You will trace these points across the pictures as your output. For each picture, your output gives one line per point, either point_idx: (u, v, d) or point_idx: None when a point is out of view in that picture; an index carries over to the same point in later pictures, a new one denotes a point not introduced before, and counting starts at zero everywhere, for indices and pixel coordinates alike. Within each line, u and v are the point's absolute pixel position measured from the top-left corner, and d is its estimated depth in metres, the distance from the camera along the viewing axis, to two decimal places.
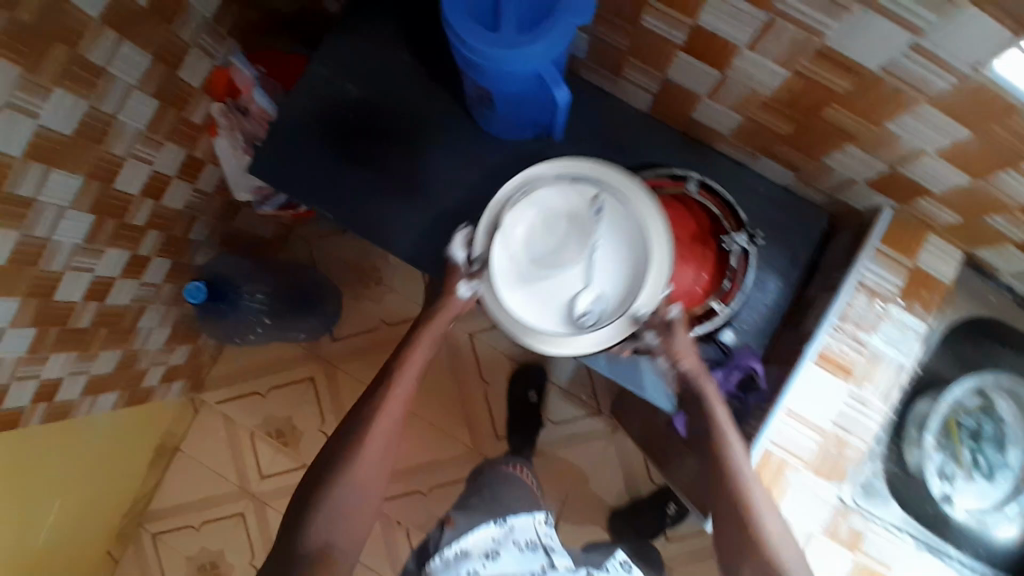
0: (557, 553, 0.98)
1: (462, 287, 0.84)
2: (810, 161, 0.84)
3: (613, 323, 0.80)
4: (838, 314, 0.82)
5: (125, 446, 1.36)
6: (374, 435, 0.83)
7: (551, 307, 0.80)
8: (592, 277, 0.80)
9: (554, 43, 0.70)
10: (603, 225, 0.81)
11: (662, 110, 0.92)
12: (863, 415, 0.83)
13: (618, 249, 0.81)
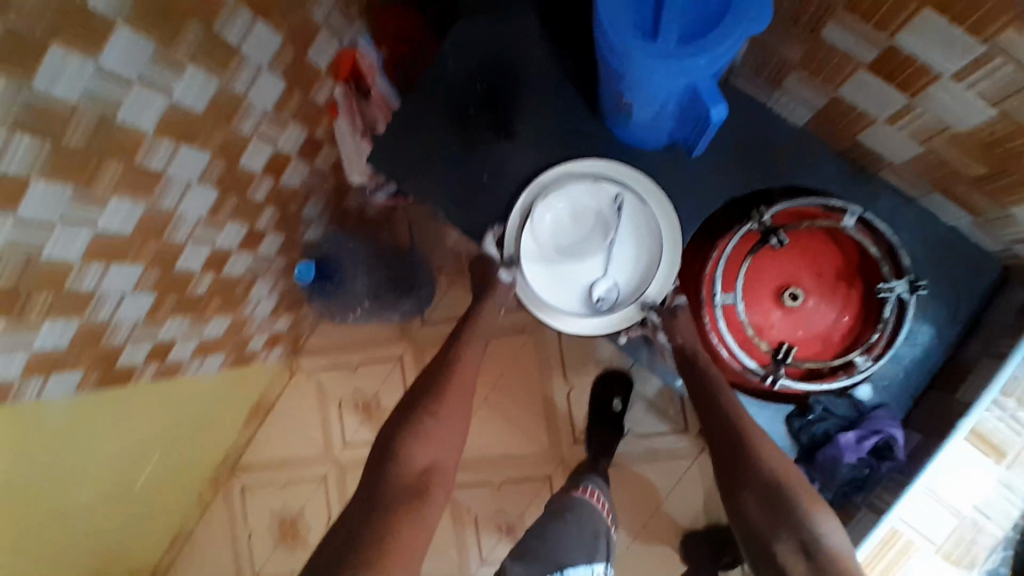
0: None
1: (502, 273, 0.86)
2: (991, 206, 0.72)
3: (626, 310, 0.86)
4: (1003, 389, 0.72)
5: (225, 404, 1.41)
6: (458, 381, 0.87)
7: (570, 291, 0.86)
8: (609, 267, 0.86)
9: (717, 55, 0.61)
10: (624, 219, 0.86)
11: (821, 125, 0.82)
12: (1009, 501, 0.74)
13: (636, 243, 0.86)
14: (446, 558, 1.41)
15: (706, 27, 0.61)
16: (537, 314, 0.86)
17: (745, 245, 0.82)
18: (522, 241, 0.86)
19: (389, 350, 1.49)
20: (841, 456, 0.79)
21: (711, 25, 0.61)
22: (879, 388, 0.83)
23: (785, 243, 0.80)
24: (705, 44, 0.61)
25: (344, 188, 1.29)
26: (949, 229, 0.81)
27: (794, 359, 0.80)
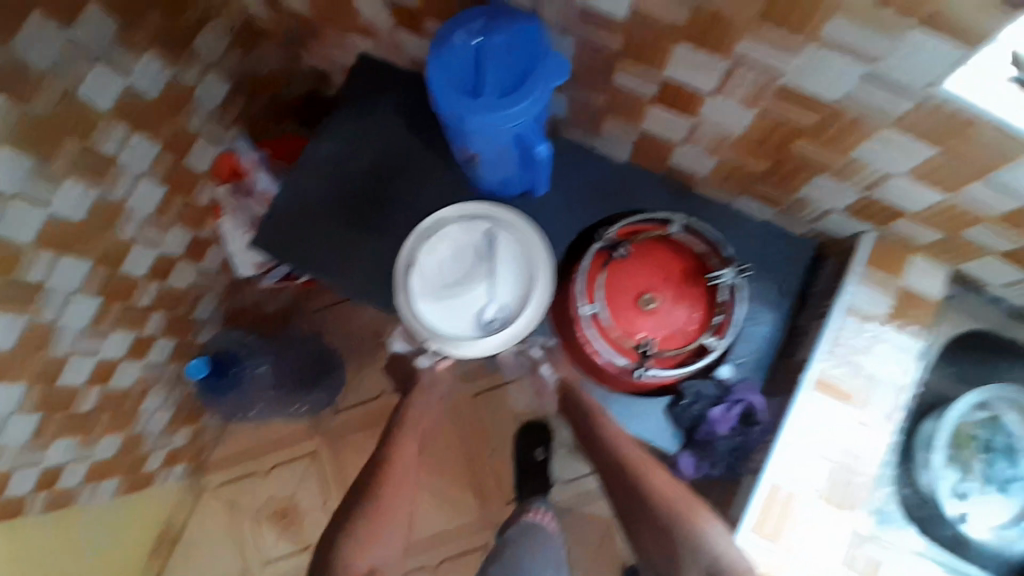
0: None
1: (423, 358, 1.07)
2: (787, 196, 0.89)
3: (516, 324, 0.92)
4: (829, 339, 0.85)
5: (123, 537, 1.33)
6: (397, 467, 1.01)
7: (463, 319, 0.93)
8: (494, 291, 0.94)
9: (534, 104, 0.74)
10: (500, 248, 0.95)
11: (642, 158, 0.96)
12: (868, 438, 0.83)
13: (514, 266, 0.94)
14: None
15: (518, 82, 0.74)
16: (435, 345, 0.92)
17: (597, 262, 0.93)
18: (411, 283, 0.93)
19: (302, 447, 1.47)
20: (715, 428, 0.90)
21: (523, 82, 0.74)
22: (739, 365, 0.95)
23: (627, 255, 0.92)
24: (521, 95, 0.73)
25: (238, 285, 1.31)
26: (763, 223, 0.97)
27: (656, 351, 0.90)
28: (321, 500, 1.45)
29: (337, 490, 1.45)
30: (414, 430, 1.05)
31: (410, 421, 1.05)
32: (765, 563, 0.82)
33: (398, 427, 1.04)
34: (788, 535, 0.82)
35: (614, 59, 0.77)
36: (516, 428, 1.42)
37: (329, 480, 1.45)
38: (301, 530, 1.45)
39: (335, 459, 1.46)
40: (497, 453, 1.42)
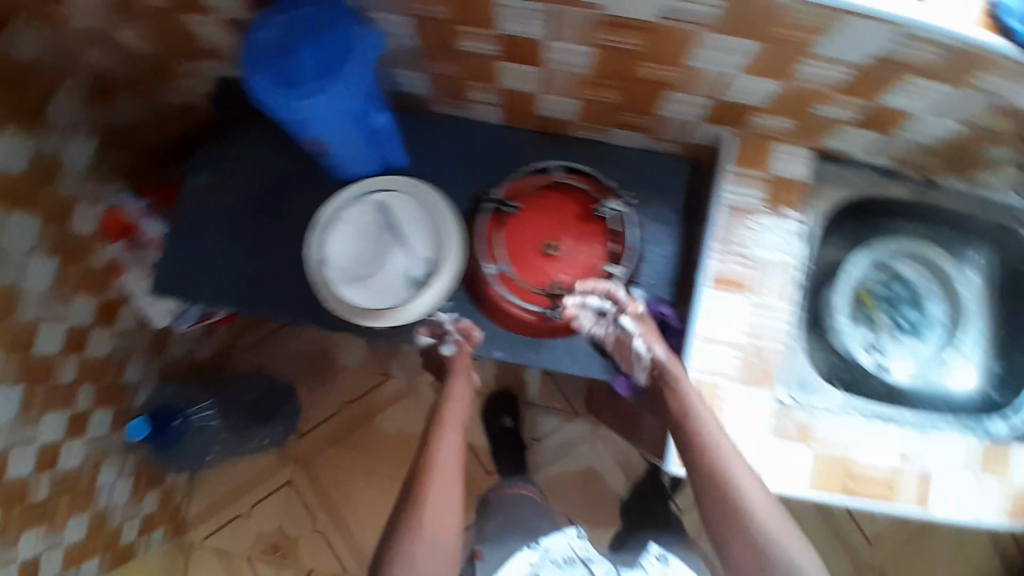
0: (595, 562, 1.08)
1: (445, 345, 0.95)
2: (651, 118, 0.93)
3: (445, 270, 0.92)
4: (717, 238, 0.90)
5: None
6: (438, 475, 0.83)
7: (397, 289, 0.92)
8: (411, 250, 0.93)
9: (353, 75, 0.76)
10: (399, 210, 0.94)
11: (513, 117, 0.99)
12: (770, 318, 0.89)
13: (419, 219, 0.94)
14: None
15: (334, 56, 0.74)
16: (382, 326, 0.91)
17: (491, 223, 0.96)
18: (331, 278, 0.91)
19: (276, 479, 1.47)
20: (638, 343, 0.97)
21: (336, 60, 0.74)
22: (648, 286, 0.99)
23: (518, 209, 0.96)
24: (342, 74, 0.74)
25: (161, 335, 1.27)
26: (640, 150, 1.02)
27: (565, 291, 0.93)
28: (310, 523, 1.47)
29: (323, 509, 1.47)
30: (454, 432, 0.88)
31: (443, 465, 0.84)
32: None
33: (427, 467, 0.83)
34: None
35: (452, 26, 0.79)
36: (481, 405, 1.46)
37: (313, 502, 1.47)
38: (298, 557, 1.46)
39: (312, 481, 1.47)
40: (468, 432, 1.45)
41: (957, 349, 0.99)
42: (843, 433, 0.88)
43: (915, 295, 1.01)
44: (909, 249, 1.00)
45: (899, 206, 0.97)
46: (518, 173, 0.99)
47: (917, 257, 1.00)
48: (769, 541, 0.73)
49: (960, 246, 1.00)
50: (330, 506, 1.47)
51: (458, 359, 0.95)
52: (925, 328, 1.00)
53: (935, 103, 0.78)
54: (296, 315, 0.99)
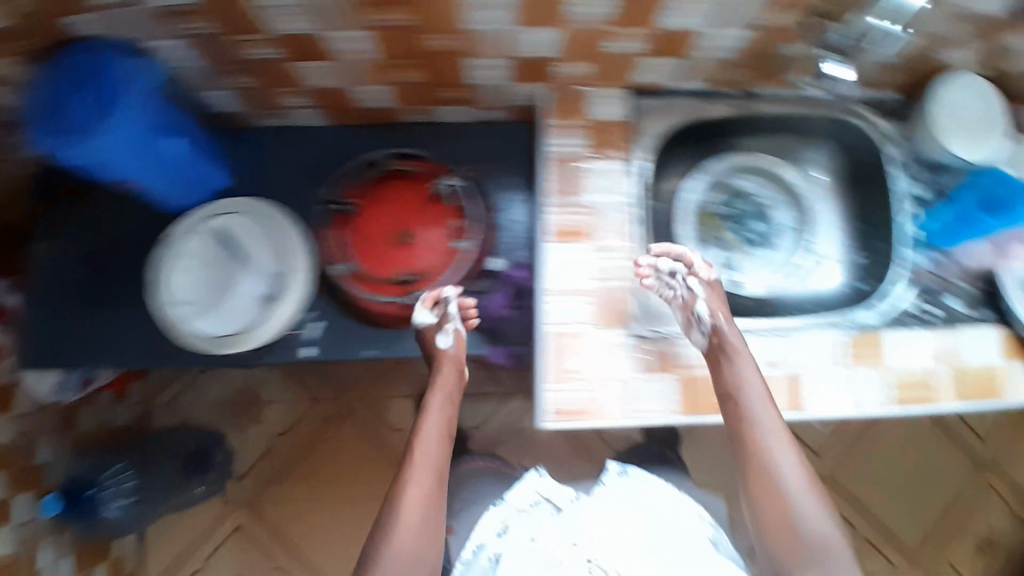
0: (559, 497, 0.95)
1: (443, 337, 0.89)
2: (463, 89, 0.92)
3: (294, 283, 0.92)
4: (548, 192, 0.91)
5: None
6: (424, 472, 0.82)
7: (249, 311, 0.92)
8: (257, 271, 0.93)
9: (131, 113, 0.74)
10: (237, 232, 0.93)
11: (335, 117, 0.98)
12: (614, 259, 0.91)
13: (259, 237, 0.94)
14: None
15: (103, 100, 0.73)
16: (239, 351, 0.89)
17: (333, 225, 0.97)
18: (184, 314, 0.89)
19: (225, 527, 1.45)
20: (496, 314, 0.95)
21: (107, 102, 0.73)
22: (511, 255, 0.98)
23: (356, 207, 0.97)
24: (115, 118, 0.72)
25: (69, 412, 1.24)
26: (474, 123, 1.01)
27: (415, 278, 0.95)
28: (269, 563, 1.44)
29: (279, 546, 1.45)
30: (440, 431, 0.86)
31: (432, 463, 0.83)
32: (577, 402, 0.87)
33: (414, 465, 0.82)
34: (584, 371, 0.88)
35: (224, 36, 0.78)
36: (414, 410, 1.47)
37: (267, 540, 1.45)
38: None
39: (261, 520, 1.46)
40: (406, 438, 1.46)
41: (811, 251, 1.02)
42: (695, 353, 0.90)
43: (758, 208, 1.04)
44: (747, 163, 1.02)
45: (728, 126, 0.98)
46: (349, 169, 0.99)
47: (755, 169, 1.03)
48: (800, 517, 0.77)
49: (798, 151, 1.02)
50: (284, 543, 1.45)
51: (459, 351, 0.91)
52: (773, 236, 1.03)
53: (715, 17, 0.77)
54: (164, 357, 0.98)
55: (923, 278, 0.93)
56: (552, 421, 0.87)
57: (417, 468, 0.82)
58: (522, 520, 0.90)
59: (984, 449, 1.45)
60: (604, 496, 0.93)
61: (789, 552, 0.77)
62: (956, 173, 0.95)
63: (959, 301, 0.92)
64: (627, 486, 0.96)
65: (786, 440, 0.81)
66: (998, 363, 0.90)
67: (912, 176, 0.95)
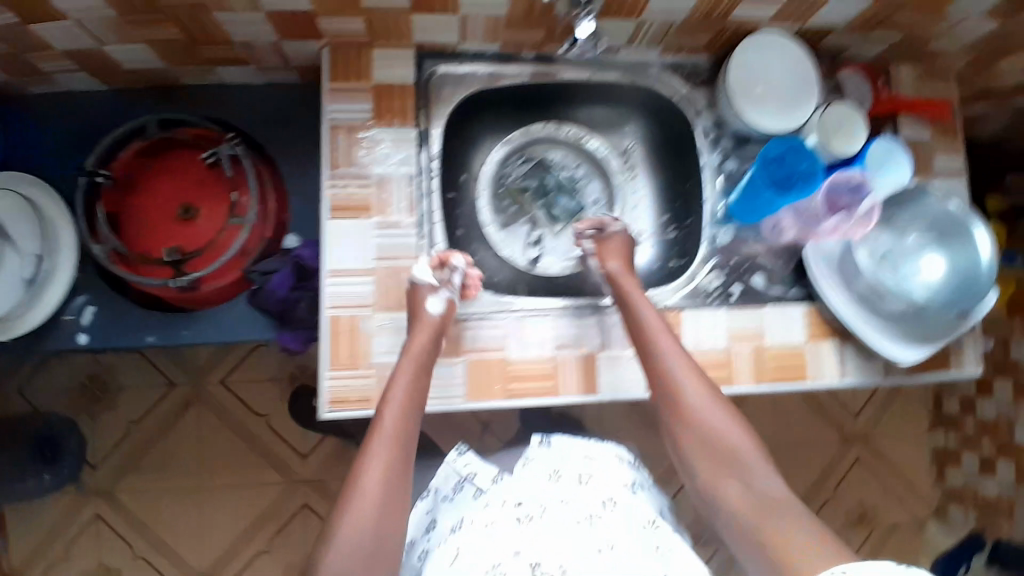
0: (482, 471, 0.87)
1: (432, 303, 0.81)
2: (234, 49, 0.86)
3: (62, 264, 0.92)
4: (329, 163, 0.84)
5: None
6: (393, 457, 0.71)
7: (14, 292, 0.86)
8: (22, 249, 0.87)
9: None
10: (2, 206, 0.86)
11: (108, 80, 0.92)
12: (399, 237, 0.85)
13: (24, 213, 0.88)
14: None
15: None
16: (3, 334, 0.88)
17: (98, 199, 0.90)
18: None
19: (79, 519, 1.40)
20: (276, 293, 0.91)
21: None
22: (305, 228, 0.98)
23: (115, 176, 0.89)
24: None
25: None
26: (262, 86, 0.96)
27: (185, 257, 0.89)
28: (130, 552, 1.40)
29: (139, 535, 1.40)
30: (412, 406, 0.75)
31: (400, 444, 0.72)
32: (355, 392, 0.84)
33: (374, 448, 0.71)
34: (364, 355, 0.84)
35: None
36: (280, 394, 1.46)
37: (125, 530, 1.40)
38: None
39: (119, 509, 1.41)
40: (273, 421, 1.46)
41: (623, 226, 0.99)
42: (489, 334, 0.86)
43: (565, 182, 1.02)
44: (552, 135, 1.00)
45: (519, 92, 0.93)
46: (121, 142, 0.91)
47: (562, 141, 1.01)
48: (736, 462, 0.73)
49: (604, 122, 0.99)
50: (148, 532, 1.41)
51: (445, 318, 0.81)
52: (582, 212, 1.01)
53: None
54: None
55: (728, 255, 0.92)
56: (330, 411, 0.83)
57: (376, 446, 0.71)
58: (452, 512, 0.82)
59: (855, 423, 1.45)
60: (532, 471, 0.86)
61: (727, 499, 0.73)
62: (762, 142, 0.92)
63: (765, 279, 0.91)
64: (548, 456, 0.88)
65: (702, 385, 0.77)
66: (802, 342, 0.88)
67: (720, 149, 0.93)
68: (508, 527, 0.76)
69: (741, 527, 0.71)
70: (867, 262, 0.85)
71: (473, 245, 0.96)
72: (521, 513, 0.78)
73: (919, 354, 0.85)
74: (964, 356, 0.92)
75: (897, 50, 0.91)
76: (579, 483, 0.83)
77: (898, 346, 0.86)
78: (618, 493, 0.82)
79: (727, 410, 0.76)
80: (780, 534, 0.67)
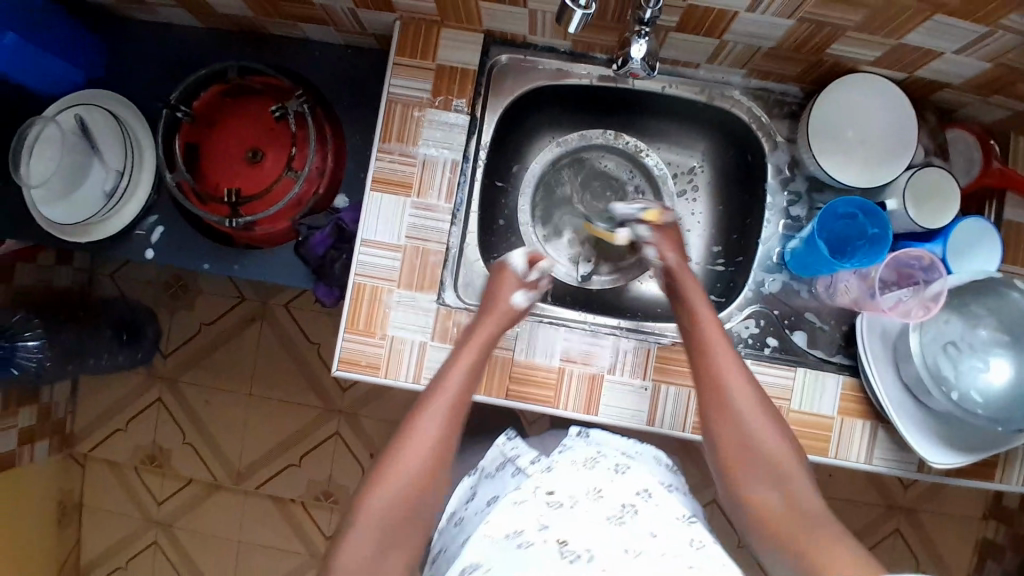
0: (524, 456, 0.81)
1: (518, 295, 0.82)
2: (314, 8, 0.88)
3: (141, 184, 0.99)
4: (380, 136, 0.85)
5: (14, 528, 1.37)
6: (431, 417, 0.68)
7: (92, 202, 0.96)
8: (106, 165, 0.96)
9: None
10: (96, 124, 0.96)
11: (205, 19, 0.99)
12: (434, 221, 0.85)
13: (113, 133, 0.97)
14: (287, 550, 1.53)
15: None
16: (85, 239, 0.98)
17: (175, 132, 0.95)
18: (37, 197, 0.94)
19: (144, 398, 1.54)
20: (316, 251, 0.96)
21: None
22: (356, 192, 1.02)
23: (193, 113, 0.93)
24: None
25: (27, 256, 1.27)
26: (343, 48, 1.01)
27: (241, 199, 0.93)
28: (180, 438, 1.53)
29: (190, 424, 1.53)
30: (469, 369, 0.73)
31: (448, 410, 0.69)
32: (366, 357, 0.83)
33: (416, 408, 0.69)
34: (379, 328, 0.84)
35: None
36: (333, 325, 1.52)
37: (179, 417, 1.54)
38: (173, 469, 1.54)
39: (176, 397, 1.54)
40: (321, 352, 1.52)
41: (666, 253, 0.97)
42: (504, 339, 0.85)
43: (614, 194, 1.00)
44: (608, 144, 0.98)
45: (585, 92, 0.92)
46: (204, 81, 0.96)
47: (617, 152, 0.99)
48: (775, 473, 0.67)
49: (665, 139, 0.97)
50: (197, 425, 1.53)
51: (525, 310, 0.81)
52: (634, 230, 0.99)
53: None
54: (23, 234, 1.01)
55: (770, 305, 0.86)
56: (337, 372, 0.83)
57: (431, 406, 0.69)
58: (489, 488, 0.79)
59: (903, 494, 1.35)
60: (569, 454, 0.77)
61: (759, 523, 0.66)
62: (836, 193, 0.86)
63: (807, 339, 0.85)
64: (592, 447, 0.80)
65: (751, 388, 0.71)
66: (830, 415, 0.81)
67: (789, 190, 0.87)
68: (537, 506, 0.68)
69: (770, 540, 0.65)
70: (922, 346, 0.76)
71: (510, 239, 0.97)
72: (552, 495, 0.69)
73: (949, 461, 0.77)
74: (1011, 470, 0.83)
75: (1018, 121, 0.83)
76: (614, 472, 0.74)
77: (930, 446, 0.78)
78: (657, 493, 0.72)
79: (776, 426, 0.69)
80: (811, 549, 0.61)
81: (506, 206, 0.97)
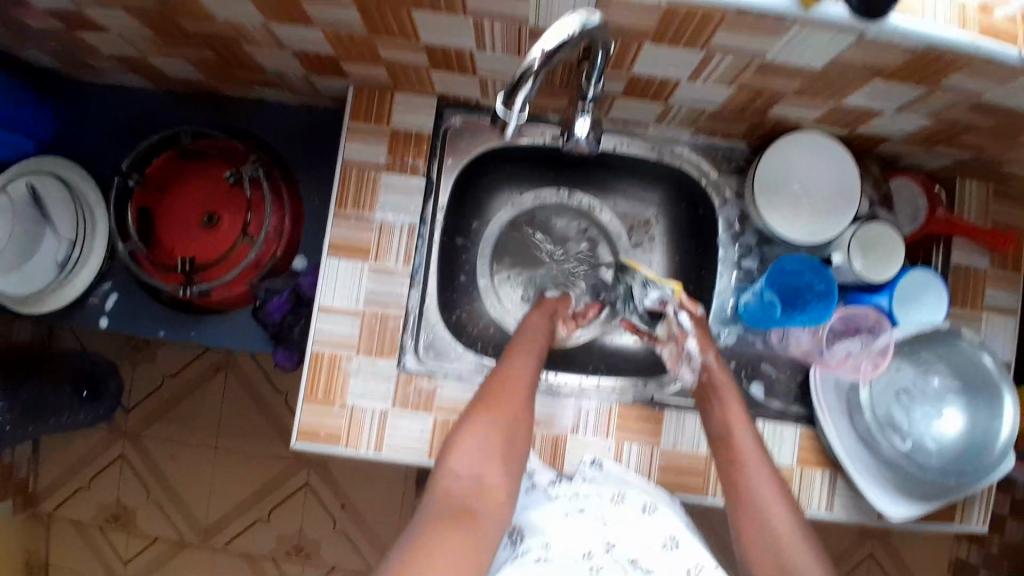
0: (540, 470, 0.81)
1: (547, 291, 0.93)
2: (267, 74, 0.88)
3: (93, 254, 0.98)
4: (336, 202, 0.85)
5: None
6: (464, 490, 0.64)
7: (42, 274, 0.93)
8: (58, 236, 0.94)
9: None
10: (49, 193, 0.93)
11: (158, 83, 0.98)
12: (392, 285, 0.85)
13: (66, 202, 0.95)
14: None
15: None
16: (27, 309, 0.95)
17: (131, 202, 0.94)
18: None
19: (107, 454, 1.51)
20: (272, 316, 0.95)
21: None
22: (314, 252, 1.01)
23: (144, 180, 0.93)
24: None
25: None
26: (299, 107, 1.01)
27: (196, 266, 0.92)
28: (144, 495, 1.50)
29: (155, 480, 1.50)
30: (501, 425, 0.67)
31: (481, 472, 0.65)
32: (326, 426, 0.82)
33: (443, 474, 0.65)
34: (338, 395, 0.83)
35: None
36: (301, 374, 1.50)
37: (143, 473, 1.50)
38: (138, 526, 1.50)
39: (139, 452, 1.51)
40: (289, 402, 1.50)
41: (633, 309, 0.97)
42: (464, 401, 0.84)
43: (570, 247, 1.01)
44: (562, 197, 1.00)
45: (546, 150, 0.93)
46: (155, 146, 0.96)
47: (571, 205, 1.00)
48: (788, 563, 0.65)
49: (618, 193, 0.99)
50: (161, 481, 1.50)
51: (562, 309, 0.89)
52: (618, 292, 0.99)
53: (479, 37, 0.69)
54: None
55: (728, 358, 0.87)
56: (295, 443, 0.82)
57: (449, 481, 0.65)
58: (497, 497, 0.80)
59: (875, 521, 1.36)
60: (596, 485, 0.78)
61: None
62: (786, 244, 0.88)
63: (764, 390, 0.85)
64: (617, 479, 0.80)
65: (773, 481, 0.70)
66: (789, 466, 0.81)
67: (740, 244, 0.89)
68: None
69: None
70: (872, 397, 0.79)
71: (471, 295, 0.97)
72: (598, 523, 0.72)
73: (908, 510, 0.78)
74: (970, 513, 0.84)
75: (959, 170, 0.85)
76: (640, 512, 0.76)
77: (888, 498, 0.79)
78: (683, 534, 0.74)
79: (795, 515, 0.69)
80: None
81: (465, 261, 0.97)
